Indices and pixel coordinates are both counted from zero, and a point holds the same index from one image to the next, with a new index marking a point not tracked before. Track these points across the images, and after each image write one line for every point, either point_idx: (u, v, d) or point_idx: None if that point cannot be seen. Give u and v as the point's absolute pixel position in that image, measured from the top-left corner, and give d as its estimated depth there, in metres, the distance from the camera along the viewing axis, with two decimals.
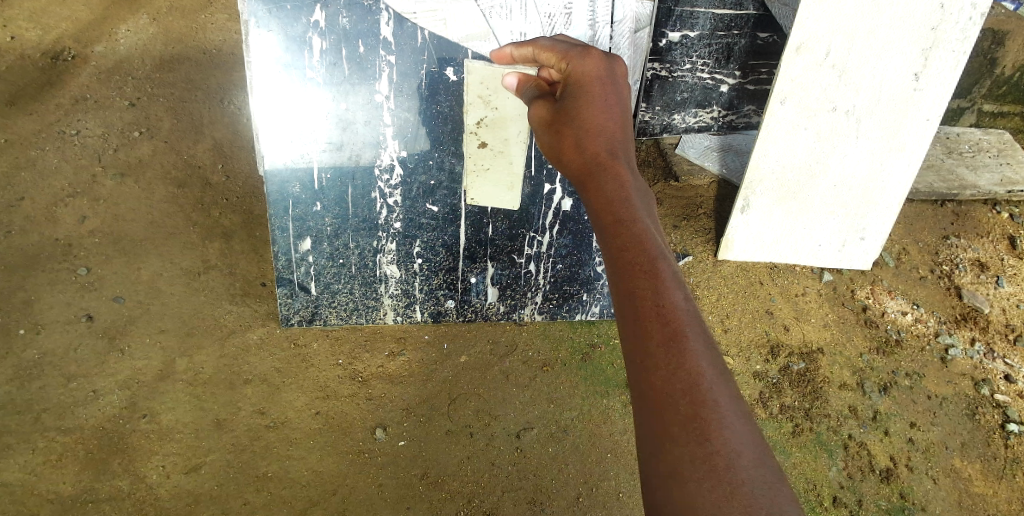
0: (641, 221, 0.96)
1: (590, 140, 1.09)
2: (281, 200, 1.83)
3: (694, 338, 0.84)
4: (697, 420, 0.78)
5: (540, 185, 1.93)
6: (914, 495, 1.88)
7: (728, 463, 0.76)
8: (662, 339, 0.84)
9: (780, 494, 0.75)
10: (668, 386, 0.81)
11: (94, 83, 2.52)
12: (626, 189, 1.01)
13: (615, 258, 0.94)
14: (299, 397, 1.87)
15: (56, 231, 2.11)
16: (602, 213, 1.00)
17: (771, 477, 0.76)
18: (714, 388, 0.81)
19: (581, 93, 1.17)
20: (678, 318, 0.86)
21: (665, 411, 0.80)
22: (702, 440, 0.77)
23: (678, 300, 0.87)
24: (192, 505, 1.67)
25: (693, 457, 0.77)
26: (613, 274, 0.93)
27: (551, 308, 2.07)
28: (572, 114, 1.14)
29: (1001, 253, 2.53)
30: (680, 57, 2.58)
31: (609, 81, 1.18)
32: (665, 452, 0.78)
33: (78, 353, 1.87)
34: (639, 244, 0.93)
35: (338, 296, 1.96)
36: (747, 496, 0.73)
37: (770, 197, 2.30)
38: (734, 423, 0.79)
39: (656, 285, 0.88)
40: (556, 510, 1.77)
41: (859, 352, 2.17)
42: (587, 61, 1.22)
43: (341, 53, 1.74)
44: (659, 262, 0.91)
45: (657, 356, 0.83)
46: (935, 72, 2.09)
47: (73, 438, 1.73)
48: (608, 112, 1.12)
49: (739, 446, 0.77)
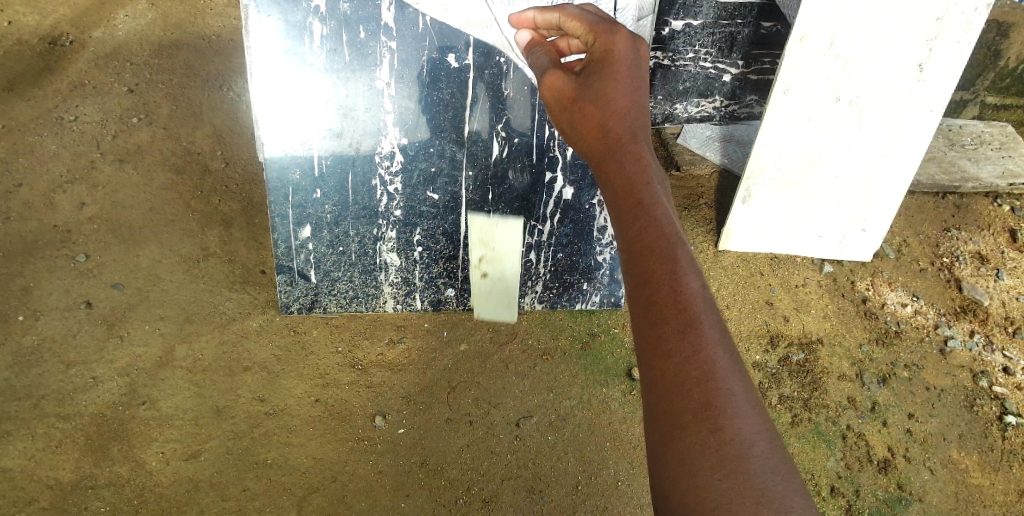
0: (661, 206, 0.95)
1: (613, 122, 1.05)
2: (280, 187, 1.82)
3: (709, 326, 0.84)
4: (709, 410, 0.79)
5: (541, 173, 1.94)
6: (911, 485, 1.88)
7: (739, 453, 0.76)
8: (677, 327, 0.84)
9: (790, 485, 0.75)
10: (681, 373, 0.82)
11: (92, 68, 2.51)
12: (647, 173, 0.99)
13: (632, 242, 0.93)
14: (299, 385, 1.88)
15: (55, 217, 2.10)
16: (620, 197, 0.98)
17: (782, 470, 0.76)
18: (727, 377, 0.81)
19: (605, 68, 1.11)
20: (694, 305, 0.86)
21: (676, 399, 0.81)
22: (714, 429, 0.78)
23: (695, 287, 0.87)
24: (192, 490, 1.68)
25: (704, 445, 0.77)
26: (628, 258, 0.93)
27: (551, 297, 2.08)
28: (595, 88, 1.09)
29: (1001, 246, 2.53)
30: (682, 46, 2.57)
31: (635, 61, 1.12)
32: (675, 440, 0.79)
33: (77, 339, 1.88)
34: (656, 228, 0.92)
35: (337, 284, 1.96)
36: (758, 487, 0.74)
37: (771, 186, 2.28)
38: (746, 413, 0.79)
39: (673, 270, 0.88)
40: (555, 498, 1.78)
41: (858, 343, 2.17)
42: (616, 36, 1.15)
43: (341, 39, 1.73)
44: (676, 247, 0.90)
45: (672, 342, 0.84)
46: (938, 64, 2.07)
47: (73, 425, 1.74)
48: (634, 95, 1.08)
49: (751, 437, 0.77)
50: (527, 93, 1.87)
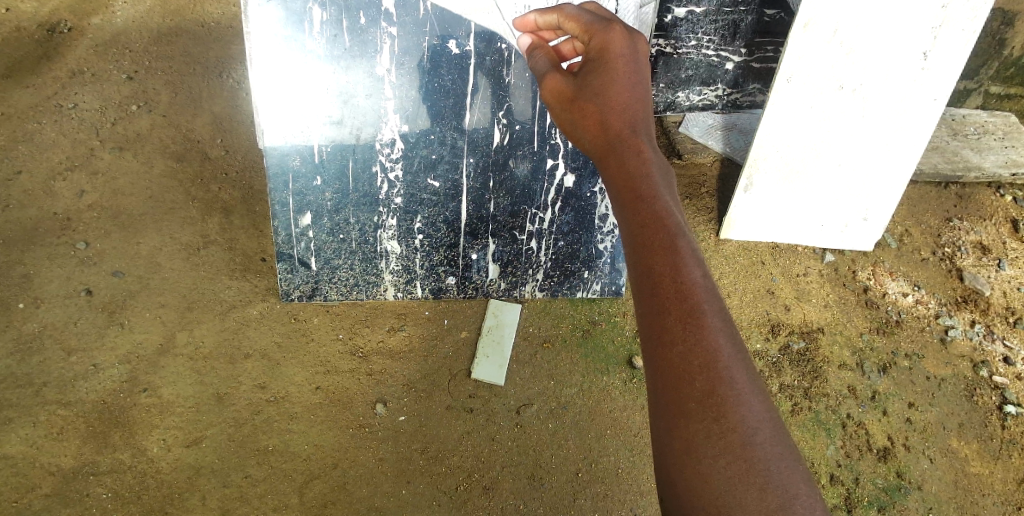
0: (662, 198, 0.94)
1: (613, 117, 1.05)
2: (281, 174, 1.81)
3: (712, 315, 0.84)
4: (712, 398, 0.79)
5: (542, 160, 1.94)
6: (910, 473, 1.89)
7: (744, 440, 0.77)
8: (679, 316, 0.84)
9: (795, 471, 0.77)
10: (685, 362, 0.82)
11: (91, 55, 2.50)
12: (648, 167, 0.99)
13: (634, 233, 0.92)
14: (300, 372, 1.89)
15: (54, 205, 2.10)
16: (623, 192, 0.98)
17: (787, 456, 0.78)
18: (731, 366, 0.81)
19: (603, 64, 1.10)
20: (696, 294, 0.85)
21: (681, 389, 0.81)
22: (718, 418, 0.78)
23: (696, 276, 0.87)
24: (194, 477, 1.69)
25: (708, 433, 0.78)
26: (630, 248, 0.92)
27: (552, 285, 2.07)
28: (595, 88, 1.09)
29: (1003, 237, 2.52)
30: (685, 34, 2.55)
31: (634, 55, 1.11)
32: (679, 430, 0.79)
33: (78, 326, 1.88)
34: (658, 220, 0.91)
35: (338, 272, 1.96)
36: (763, 474, 0.75)
37: (772, 175, 2.27)
38: (750, 401, 0.80)
39: (674, 261, 0.88)
40: (555, 485, 1.79)
41: (859, 331, 2.17)
42: (611, 33, 1.13)
43: (341, 25, 1.73)
44: (677, 238, 0.90)
45: (675, 332, 0.83)
46: (944, 51, 2.05)
47: (73, 412, 1.75)
48: (633, 90, 1.07)
49: (755, 424, 0.78)
50: (528, 80, 1.86)
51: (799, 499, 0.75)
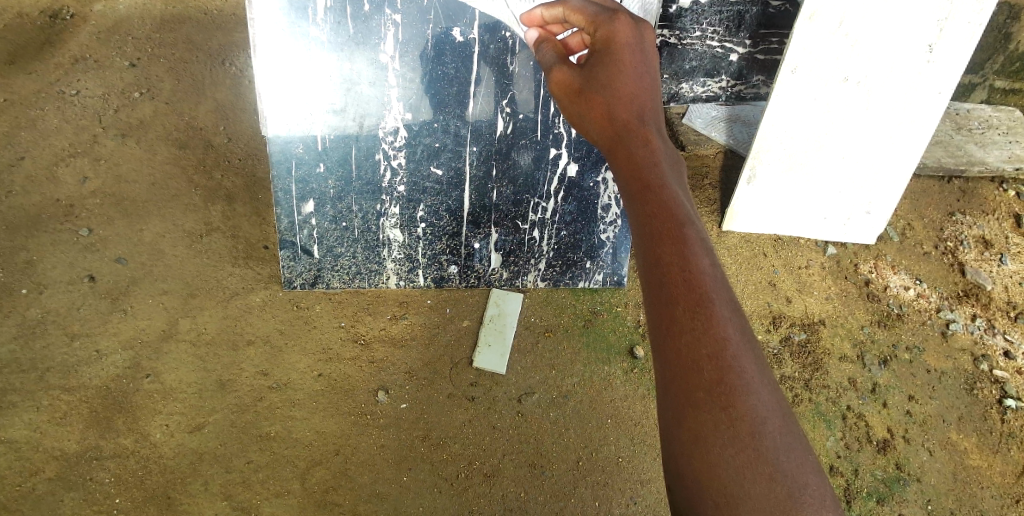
0: (670, 189, 0.95)
1: (621, 109, 1.05)
2: (283, 161, 1.82)
3: (721, 305, 0.85)
4: (721, 387, 0.80)
5: (546, 149, 1.94)
6: (909, 466, 1.91)
7: (753, 430, 0.78)
8: (688, 305, 0.84)
9: (803, 461, 0.78)
10: (693, 351, 0.82)
11: (94, 42, 2.49)
12: (656, 159, 0.99)
13: (643, 223, 0.92)
14: (302, 359, 1.90)
15: (57, 191, 2.11)
16: (632, 184, 0.97)
17: (796, 446, 0.79)
18: (739, 355, 0.82)
19: (610, 56, 1.10)
20: (705, 284, 0.86)
21: (690, 379, 0.81)
22: (726, 407, 0.79)
23: (706, 267, 0.87)
24: (196, 462, 1.72)
25: (717, 423, 0.78)
26: (638, 239, 0.93)
27: (554, 275, 2.08)
28: (602, 79, 1.08)
29: (1006, 231, 2.51)
30: (690, 24, 2.52)
31: (640, 46, 1.11)
32: (688, 419, 0.80)
33: (82, 311, 1.90)
34: (667, 211, 0.92)
35: (340, 260, 1.97)
36: (771, 463, 0.76)
37: (777, 167, 2.25)
38: (760, 390, 0.80)
39: (683, 250, 0.88)
40: (555, 473, 1.81)
41: (860, 324, 2.17)
42: (616, 24, 1.12)
43: (345, 11, 1.73)
44: (686, 227, 0.90)
45: (683, 321, 0.84)
46: (950, 43, 2.04)
47: (77, 397, 1.77)
48: (640, 81, 1.07)
49: (765, 414, 0.79)
50: (532, 69, 1.85)
51: (806, 488, 0.76)
